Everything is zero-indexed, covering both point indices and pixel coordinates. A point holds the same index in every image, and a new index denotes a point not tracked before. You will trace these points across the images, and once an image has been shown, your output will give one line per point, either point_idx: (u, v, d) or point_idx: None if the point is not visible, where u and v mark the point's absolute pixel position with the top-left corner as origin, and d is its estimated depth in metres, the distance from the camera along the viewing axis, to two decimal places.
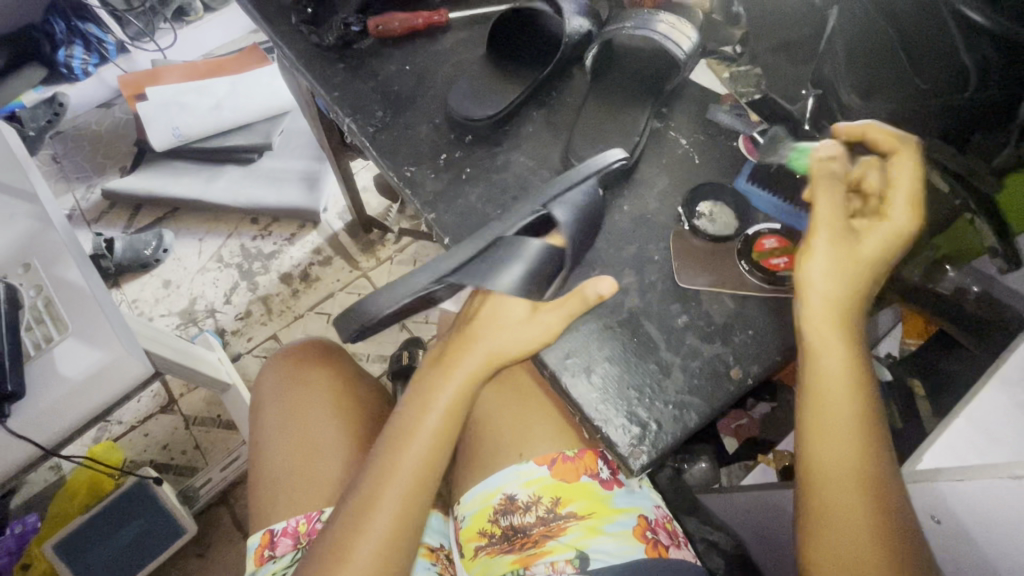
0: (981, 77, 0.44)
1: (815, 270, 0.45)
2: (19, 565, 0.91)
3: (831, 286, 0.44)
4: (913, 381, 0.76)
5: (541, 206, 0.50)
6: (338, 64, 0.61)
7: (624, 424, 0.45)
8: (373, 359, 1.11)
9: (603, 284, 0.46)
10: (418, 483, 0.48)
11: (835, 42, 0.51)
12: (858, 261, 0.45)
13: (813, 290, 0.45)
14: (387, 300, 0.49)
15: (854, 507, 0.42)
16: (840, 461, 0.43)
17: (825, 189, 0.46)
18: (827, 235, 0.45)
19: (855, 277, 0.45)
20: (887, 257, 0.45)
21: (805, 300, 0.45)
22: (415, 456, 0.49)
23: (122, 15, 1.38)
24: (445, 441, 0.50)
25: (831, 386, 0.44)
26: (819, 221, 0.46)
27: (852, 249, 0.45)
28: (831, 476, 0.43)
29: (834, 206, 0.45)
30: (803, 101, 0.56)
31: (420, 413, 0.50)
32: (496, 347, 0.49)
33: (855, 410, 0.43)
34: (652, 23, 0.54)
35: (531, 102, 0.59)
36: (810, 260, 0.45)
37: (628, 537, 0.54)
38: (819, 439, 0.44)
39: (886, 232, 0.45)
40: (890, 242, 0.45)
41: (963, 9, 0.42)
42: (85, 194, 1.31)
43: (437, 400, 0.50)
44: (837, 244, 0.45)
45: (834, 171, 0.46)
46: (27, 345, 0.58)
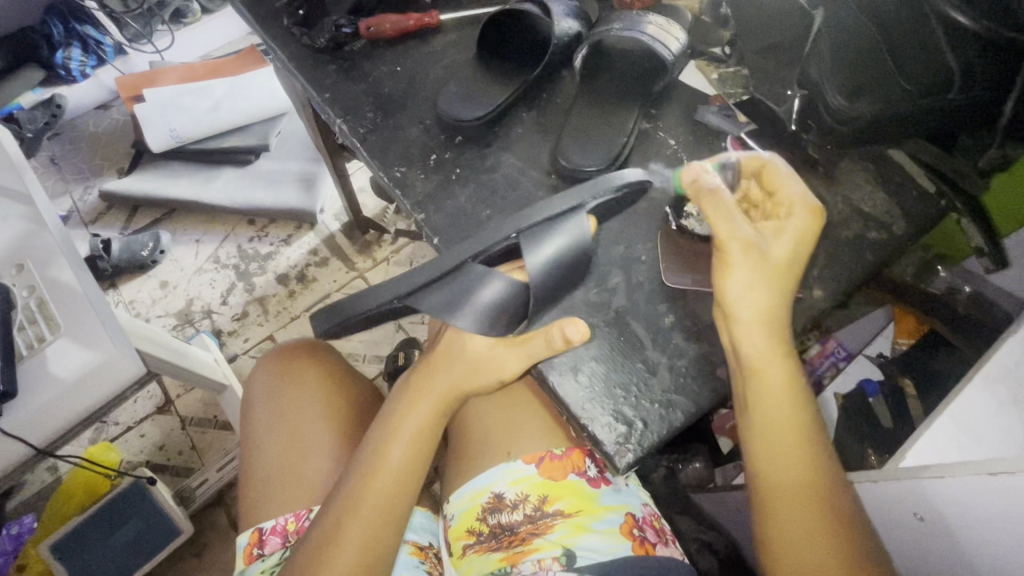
0: (966, 77, 0.45)
1: (740, 283, 0.45)
2: (16, 565, 0.91)
3: (759, 296, 0.44)
4: (904, 380, 0.76)
5: (514, 235, 0.47)
6: (330, 65, 0.61)
7: (610, 422, 0.46)
8: (369, 359, 1.11)
9: (576, 329, 0.47)
10: (393, 497, 0.51)
11: (819, 44, 0.51)
12: (772, 264, 0.44)
13: (738, 310, 0.45)
14: (366, 304, 0.51)
15: (809, 536, 0.43)
16: (792, 491, 0.44)
17: (710, 201, 0.45)
18: (737, 246, 0.45)
19: (780, 286, 0.45)
20: (801, 254, 0.45)
21: (733, 313, 0.45)
22: (390, 471, 0.52)
23: (120, 18, 1.38)
24: (416, 457, 0.53)
25: (779, 409, 0.45)
26: (720, 231, 0.45)
27: (764, 256, 0.44)
28: (783, 508, 0.44)
29: (727, 215, 0.45)
30: (789, 102, 0.55)
31: (391, 431, 0.53)
32: (460, 376, 0.54)
33: (799, 431, 0.45)
34: (640, 24, 0.55)
35: (521, 103, 0.59)
36: (730, 274, 0.45)
37: (615, 535, 0.54)
38: (770, 462, 0.45)
39: (795, 233, 0.45)
40: (801, 242, 0.45)
41: (947, 11, 0.43)
42: (83, 195, 1.31)
43: (405, 426, 0.53)
44: (749, 255, 0.45)
45: (712, 182, 0.46)
46: (20, 345, 0.58)
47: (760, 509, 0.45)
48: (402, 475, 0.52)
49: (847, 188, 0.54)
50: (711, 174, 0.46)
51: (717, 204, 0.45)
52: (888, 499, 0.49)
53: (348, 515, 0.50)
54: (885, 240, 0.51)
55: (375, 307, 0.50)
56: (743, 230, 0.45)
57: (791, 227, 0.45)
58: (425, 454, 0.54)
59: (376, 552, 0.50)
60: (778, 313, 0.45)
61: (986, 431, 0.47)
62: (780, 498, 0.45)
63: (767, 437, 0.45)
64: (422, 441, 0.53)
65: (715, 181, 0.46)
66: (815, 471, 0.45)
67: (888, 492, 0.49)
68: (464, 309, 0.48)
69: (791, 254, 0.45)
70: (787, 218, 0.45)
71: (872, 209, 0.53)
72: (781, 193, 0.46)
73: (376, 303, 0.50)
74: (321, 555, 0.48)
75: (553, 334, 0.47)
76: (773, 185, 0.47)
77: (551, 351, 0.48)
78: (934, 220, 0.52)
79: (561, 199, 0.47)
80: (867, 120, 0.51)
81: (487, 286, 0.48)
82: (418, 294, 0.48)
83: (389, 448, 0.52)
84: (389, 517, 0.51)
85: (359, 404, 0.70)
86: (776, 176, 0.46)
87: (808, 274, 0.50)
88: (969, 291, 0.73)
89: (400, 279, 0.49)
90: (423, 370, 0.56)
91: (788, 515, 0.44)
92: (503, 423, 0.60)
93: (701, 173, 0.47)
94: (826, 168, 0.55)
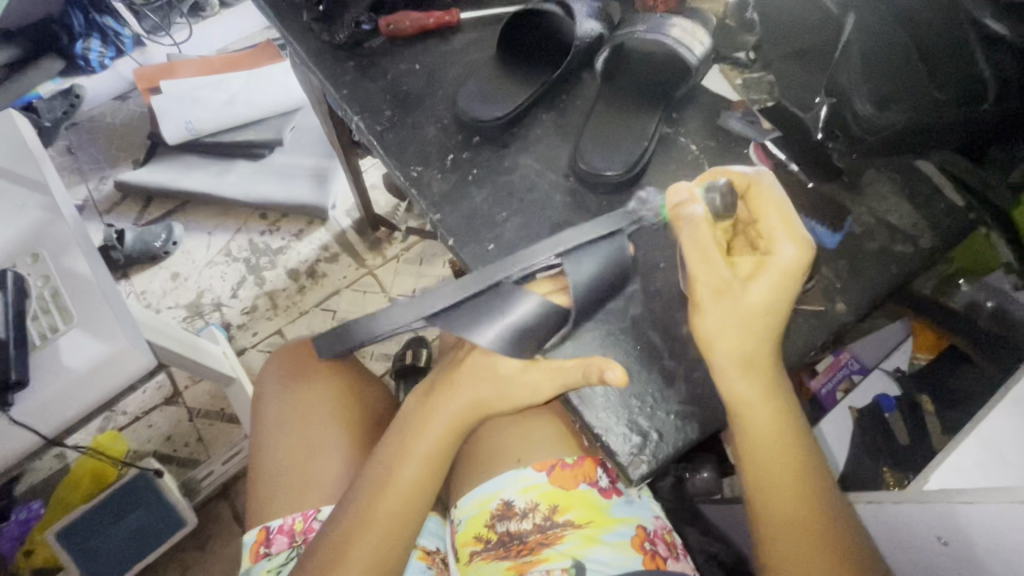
0: (1002, 85, 0.45)
1: (711, 327, 0.43)
2: (21, 552, 0.92)
3: (731, 338, 0.43)
4: (921, 397, 0.75)
5: (554, 256, 0.46)
6: (348, 62, 0.61)
7: (625, 433, 0.45)
8: (377, 357, 1.12)
9: (615, 373, 0.44)
10: (406, 511, 0.51)
11: (850, 52, 0.49)
12: (744, 309, 0.43)
13: (715, 344, 0.43)
14: (381, 326, 0.48)
15: (811, 547, 0.43)
16: (790, 501, 0.44)
17: (688, 233, 0.45)
18: (709, 286, 0.43)
19: (750, 329, 0.43)
20: (780, 296, 0.43)
21: (709, 358, 0.44)
22: (400, 491, 0.51)
23: (139, 10, 1.41)
24: (429, 477, 0.52)
25: (773, 432, 0.44)
26: (695, 268, 0.44)
27: (739, 299, 0.43)
28: (784, 517, 0.44)
29: (704, 249, 0.44)
30: (816, 110, 0.55)
31: (403, 452, 0.52)
32: (485, 397, 0.53)
33: (807, 455, 0.45)
34: (665, 27, 0.54)
35: (540, 104, 0.58)
36: (700, 316, 0.44)
37: (625, 547, 0.53)
38: (771, 476, 0.44)
39: (772, 274, 0.42)
40: (780, 282, 0.42)
41: (981, 19, 0.42)
42: (98, 185, 1.31)
43: (418, 446, 0.52)
44: (720, 294, 0.43)
45: (691, 212, 0.45)
46: (34, 335, 0.57)
47: (763, 518, 0.45)
48: (413, 495, 0.51)
49: (871, 200, 0.53)
50: (691, 204, 0.46)
51: (695, 235, 0.44)
52: (909, 522, 0.48)
53: (361, 528, 0.49)
54: (912, 253, 0.50)
55: (395, 329, 0.47)
56: (715, 272, 0.43)
57: (772, 264, 0.42)
58: (436, 473, 0.53)
59: (384, 566, 0.49)
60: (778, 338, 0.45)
61: (1015, 455, 0.46)
62: (781, 508, 0.44)
63: (772, 456, 0.44)
64: (437, 459, 0.53)
65: (695, 210, 0.45)
66: (815, 484, 0.45)
67: (909, 514, 0.48)
68: (494, 323, 0.46)
69: (768, 298, 0.43)
70: (768, 253, 0.43)
71: (898, 220, 0.52)
72: (761, 220, 0.44)
73: (393, 325, 0.47)
74: (330, 564, 0.48)
75: (590, 370, 0.45)
76: (756, 209, 0.45)
77: (584, 382, 0.45)
78: (964, 231, 0.51)
79: (592, 226, 0.48)
80: (898, 128, 0.50)
81: (519, 303, 0.46)
82: (451, 311, 0.46)
83: (402, 465, 0.52)
84: (401, 531, 0.50)
85: (371, 405, 0.69)
86: (761, 196, 0.45)
87: (832, 287, 0.49)
88: (992, 306, 0.69)
89: (425, 297, 0.46)
90: (439, 385, 0.55)
91: (789, 530, 0.44)
92: (512, 434, 0.60)
93: (683, 201, 0.46)
94: (851, 179, 0.54)
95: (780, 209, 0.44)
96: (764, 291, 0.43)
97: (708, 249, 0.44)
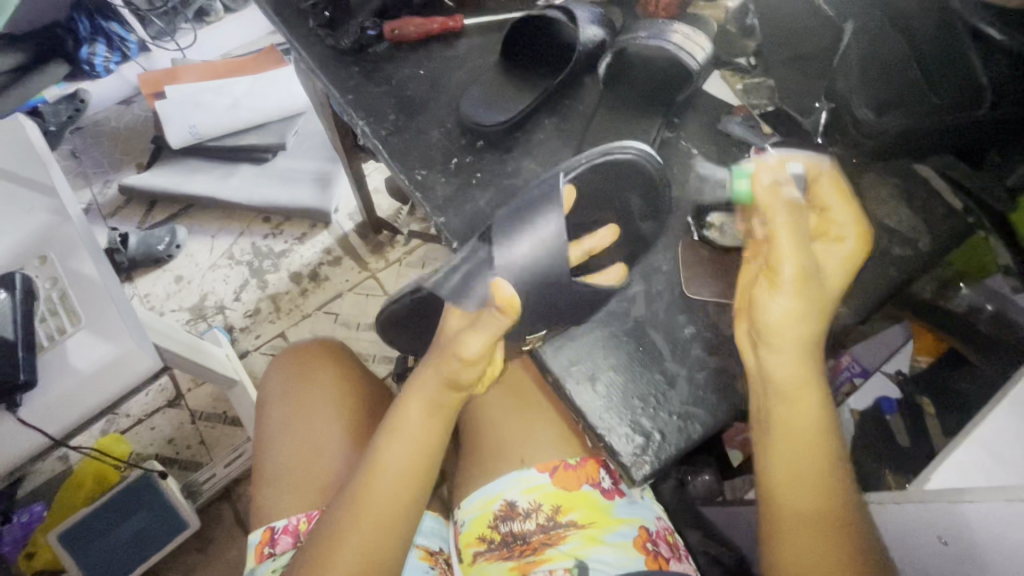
0: (997, 93, 0.48)
1: (783, 307, 0.44)
2: (23, 554, 0.92)
3: (801, 324, 0.44)
4: (922, 399, 0.76)
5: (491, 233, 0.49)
6: (353, 67, 0.62)
7: (627, 433, 0.46)
8: (379, 360, 1.13)
9: (501, 292, 0.46)
10: (399, 501, 0.50)
11: (848, 56, 0.52)
12: (820, 291, 0.44)
13: (784, 328, 0.44)
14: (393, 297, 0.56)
15: (816, 536, 0.43)
16: (800, 489, 0.44)
17: (780, 213, 0.44)
18: (798, 267, 0.43)
19: (816, 313, 0.44)
20: (842, 282, 0.45)
21: (775, 337, 0.44)
22: (385, 483, 0.50)
23: (145, 15, 1.40)
24: (416, 471, 0.51)
25: (790, 420, 0.45)
26: (782, 248, 0.43)
27: (817, 284, 0.44)
28: (794, 504, 0.44)
29: (795, 230, 0.44)
30: (816, 115, 0.56)
31: (388, 442, 0.52)
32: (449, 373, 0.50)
33: (818, 442, 0.45)
34: (666, 33, 0.54)
35: (542, 108, 0.59)
36: (777, 294, 0.44)
37: (627, 548, 0.53)
38: (783, 464, 0.45)
39: (844, 258, 0.45)
40: (846, 266, 0.45)
41: (980, 26, 0.46)
42: (103, 188, 1.32)
43: (402, 436, 0.51)
44: (802, 275, 0.44)
45: (786, 195, 0.45)
46: (41, 336, 0.58)
47: (773, 505, 0.45)
48: (399, 486, 0.50)
49: (871, 204, 0.52)
50: (786, 185, 0.45)
51: (788, 214, 0.44)
52: (909, 521, 0.49)
53: (355, 518, 0.49)
54: (911, 257, 0.49)
55: (403, 296, 0.55)
56: (803, 256, 0.44)
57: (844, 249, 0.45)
58: (425, 465, 0.52)
59: (375, 562, 0.48)
60: (792, 330, 0.44)
61: (1015, 455, 0.46)
62: (790, 497, 0.45)
63: (784, 443, 0.45)
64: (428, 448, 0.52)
65: (790, 192, 0.45)
66: (827, 476, 0.45)
67: (910, 514, 0.48)
68: (467, 295, 0.48)
69: (835, 281, 0.45)
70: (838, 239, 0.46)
71: (896, 224, 0.51)
72: (834, 210, 0.46)
73: (405, 292, 0.54)
74: (322, 556, 0.48)
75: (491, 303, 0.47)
76: (824, 198, 0.47)
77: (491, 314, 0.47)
78: (961, 235, 0.50)
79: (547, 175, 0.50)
80: (892, 135, 0.51)
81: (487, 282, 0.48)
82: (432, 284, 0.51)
83: (385, 458, 0.51)
84: (393, 521, 0.50)
85: (372, 404, 0.70)
86: (833, 188, 0.47)
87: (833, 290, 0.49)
88: (992, 310, 0.71)
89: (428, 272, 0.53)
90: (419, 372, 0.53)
91: (799, 517, 0.44)
92: (514, 434, 0.60)
93: (777, 182, 0.46)
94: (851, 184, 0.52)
95: (851, 201, 0.46)
96: (832, 272, 0.45)
97: (795, 230, 0.44)
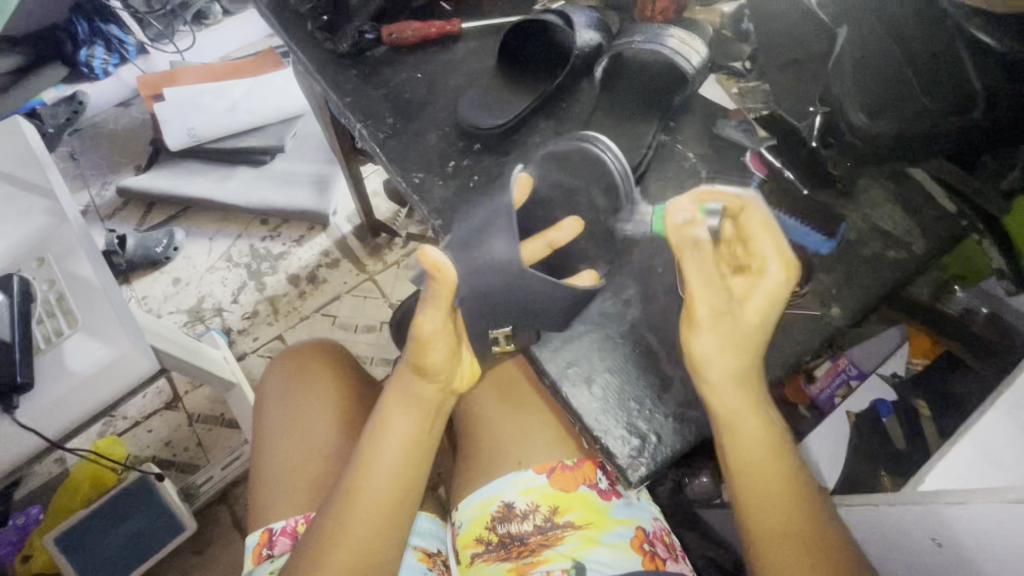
0: (989, 98, 0.50)
1: (708, 346, 0.44)
2: (19, 556, 0.92)
3: (729, 359, 0.44)
4: (918, 402, 0.77)
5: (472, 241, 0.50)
6: (351, 71, 0.62)
7: (624, 435, 0.46)
8: (377, 362, 1.14)
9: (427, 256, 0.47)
10: (384, 509, 0.50)
11: (844, 62, 0.52)
12: (741, 328, 0.44)
13: (711, 361, 0.44)
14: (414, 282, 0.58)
15: (789, 538, 0.44)
16: (768, 496, 0.45)
17: (689, 258, 0.44)
18: (711, 311, 0.44)
19: (743, 348, 0.44)
20: (771, 316, 0.45)
21: (705, 375, 0.44)
22: (379, 480, 0.50)
23: (143, 17, 1.44)
24: (409, 470, 0.51)
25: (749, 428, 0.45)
26: (693, 294, 0.43)
27: (736, 320, 0.44)
28: (765, 510, 0.45)
29: (706, 277, 0.44)
30: (811, 118, 0.54)
31: (374, 447, 0.51)
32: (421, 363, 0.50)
33: (774, 446, 0.46)
34: (661, 37, 0.56)
35: (540, 112, 0.59)
36: (697, 335, 0.44)
37: (625, 549, 0.53)
38: (749, 476, 0.45)
39: (766, 294, 0.44)
40: (772, 302, 0.44)
41: (971, 30, 0.49)
42: (100, 190, 1.32)
43: (392, 435, 0.51)
44: (719, 315, 0.44)
45: (696, 237, 0.43)
46: (38, 338, 0.58)
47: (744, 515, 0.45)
48: (394, 484, 0.50)
49: (866, 206, 0.53)
50: (695, 225, 0.44)
51: (697, 259, 0.44)
52: (904, 522, 0.49)
53: (343, 525, 0.49)
54: (907, 259, 0.50)
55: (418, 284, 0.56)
56: (717, 297, 0.44)
57: (766, 286, 0.44)
58: (419, 464, 0.52)
59: (371, 562, 0.49)
60: (751, 331, 0.44)
61: (1009, 457, 0.46)
62: (761, 503, 0.45)
63: (747, 452, 0.45)
64: (414, 452, 0.52)
65: (702, 234, 0.44)
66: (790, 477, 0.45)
67: (905, 516, 0.49)
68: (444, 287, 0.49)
69: (761, 317, 0.44)
70: (760, 275, 0.45)
71: (892, 226, 0.52)
72: (754, 243, 0.46)
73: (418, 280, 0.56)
74: (316, 559, 0.48)
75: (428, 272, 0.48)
76: (748, 231, 0.46)
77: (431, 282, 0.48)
78: (958, 236, 0.51)
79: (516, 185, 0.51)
80: (890, 136, 0.52)
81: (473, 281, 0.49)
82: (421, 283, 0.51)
83: (376, 456, 0.51)
84: (387, 520, 0.50)
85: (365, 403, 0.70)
86: (751, 220, 0.46)
87: (827, 292, 0.50)
88: (986, 313, 0.71)
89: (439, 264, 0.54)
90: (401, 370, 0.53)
91: (772, 522, 0.44)
92: (512, 435, 0.60)
93: (687, 222, 0.44)
94: (847, 185, 0.53)
95: (774, 233, 0.45)
96: (758, 309, 0.44)
97: (706, 277, 0.44)
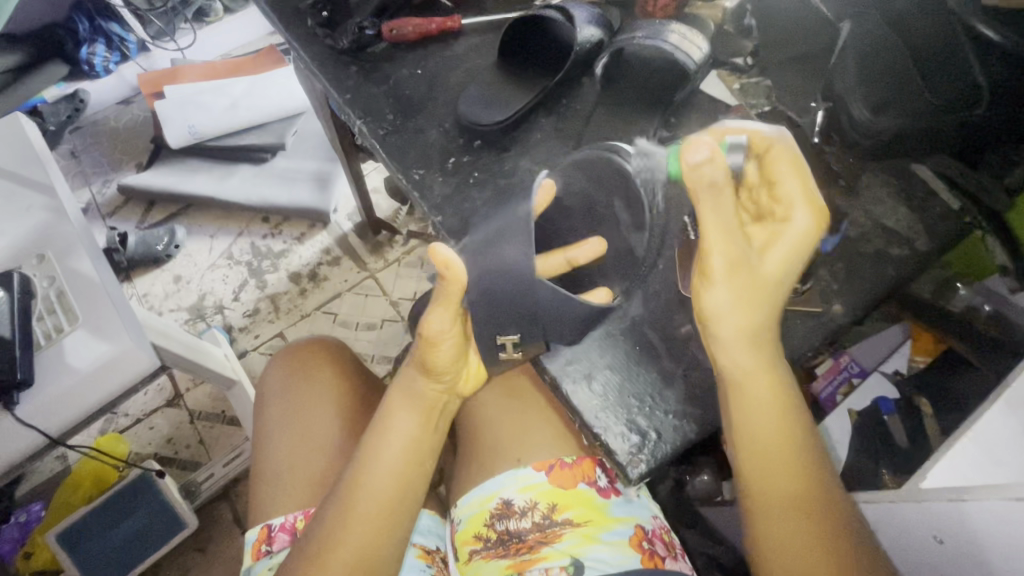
0: (992, 91, 0.49)
1: (722, 297, 0.44)
2: (20, 553, 0.92)
3: (742, 315, 0.44)
4: (919, 400, 0.75)
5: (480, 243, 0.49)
6: (351, 67, 0.62)
7: (624, 432, 0.46)
8: (378, 360, 1.14)
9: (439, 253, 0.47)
10: (385, 505, 0.50)
11: (846, 57, 0.53)
12: (758, 280, 0.44)
13: (722, 317, 0.44)
14: None
15: (796, 530, 0.43)
16: (776, 485, 0.44)
17: (706, 202, 0.43)
18: (728, 262, 0.44)
19: (757, 302, 0.44)
20: (789, 270, 0.44)
21: (716, 331, 0.45)
22: (380, 478, 0.50)
23: (144, 15, 1.39)
24: (410, 468, 0.51)
25: (757, 415, 0.45)
26: (710, 239, 0.43)
27: (753, 270, 0.44)
28: (772, 500, 0.44)
29: (723, 220, 0.43)
30: (813, 115, 0.56)
31: (377, 445, 0.51)
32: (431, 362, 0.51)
33: (786, 434, 0.45)
34: (662, 33, 0.56)
35: (540, 108, 0.59)
36: (711, 288, 0.44)
37: (624, 547, 0.53)
38: (756, 463, 0.45)
39: (789, 241, 0.44)
40: (793, 252, 0.44)
41: (976, 25, 0.48)
42: (102, 188, 1.32)
43: (396, 434, 0.52)
44: (735, 268, 0.44)
45: (712, 177, 0.42)
46: (37, 335, 0.58)
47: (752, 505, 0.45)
48: (395, 482, 0.51)
49: (868, 202, 0.52)
50: (709, 163, 0.42)
51: (715, 203, 0.42)
52: (906, 519, 0.49)
53: (343, 522, 0.49)
54: (906, 256, 0.50)
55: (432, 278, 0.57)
56: (734, 245, 0.43)
57: (789, 232, 0.44)
58: (420, 462, 0.52)
59: (371, 560, 0.48)
60: (760, 317, 0.44)
61: (1011, 454, 0.46)
62: (768, 493, 0.45)
63: (755, 440, 0.45)
64: (415, 448, 0.52)
65: (720, 173, 0.42)
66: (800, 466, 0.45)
67: (907, 513, 0.48)
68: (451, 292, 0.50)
69: (779, 270, 0.44)
70: (784, 220, 0.45)
71: (896, 224, 0.51)
72: (780, 185, 0.45)
73: None
74: (314, 556, 0.48)
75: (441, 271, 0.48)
76: (772, 173, 0.45)
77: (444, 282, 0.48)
78: (961, 234, 0.50)
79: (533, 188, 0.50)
80: (891, 135, 0.51)
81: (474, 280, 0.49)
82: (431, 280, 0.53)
83: (380, 454, 0.51)
84: (388, 517, 0.50)
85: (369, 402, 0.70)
86: (778, 159, 0.45)
87: (829, 289, 0.50)
88: (989, 310, 0.72)
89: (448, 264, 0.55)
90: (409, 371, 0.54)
91: (780, 514, 0.44)
92: (511, 433, 0.60)
93: (700, 158, 0.42)
94: (849, 181, 0.53)
95: (801, 175, 0.44)
96: (777, 261, 0.44)
97: (724, 222, 0.43)
